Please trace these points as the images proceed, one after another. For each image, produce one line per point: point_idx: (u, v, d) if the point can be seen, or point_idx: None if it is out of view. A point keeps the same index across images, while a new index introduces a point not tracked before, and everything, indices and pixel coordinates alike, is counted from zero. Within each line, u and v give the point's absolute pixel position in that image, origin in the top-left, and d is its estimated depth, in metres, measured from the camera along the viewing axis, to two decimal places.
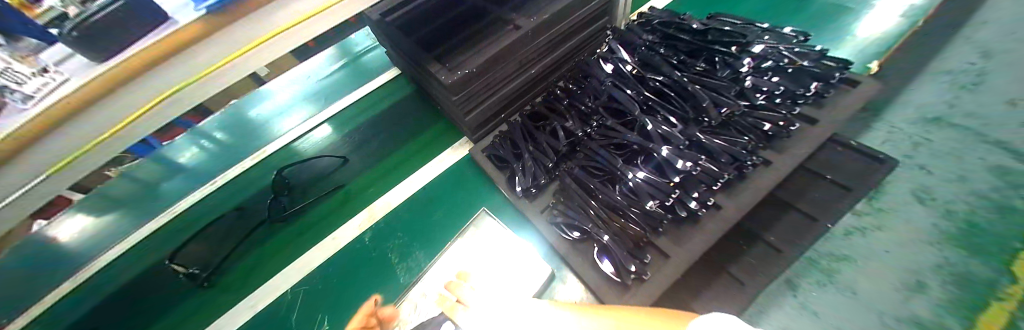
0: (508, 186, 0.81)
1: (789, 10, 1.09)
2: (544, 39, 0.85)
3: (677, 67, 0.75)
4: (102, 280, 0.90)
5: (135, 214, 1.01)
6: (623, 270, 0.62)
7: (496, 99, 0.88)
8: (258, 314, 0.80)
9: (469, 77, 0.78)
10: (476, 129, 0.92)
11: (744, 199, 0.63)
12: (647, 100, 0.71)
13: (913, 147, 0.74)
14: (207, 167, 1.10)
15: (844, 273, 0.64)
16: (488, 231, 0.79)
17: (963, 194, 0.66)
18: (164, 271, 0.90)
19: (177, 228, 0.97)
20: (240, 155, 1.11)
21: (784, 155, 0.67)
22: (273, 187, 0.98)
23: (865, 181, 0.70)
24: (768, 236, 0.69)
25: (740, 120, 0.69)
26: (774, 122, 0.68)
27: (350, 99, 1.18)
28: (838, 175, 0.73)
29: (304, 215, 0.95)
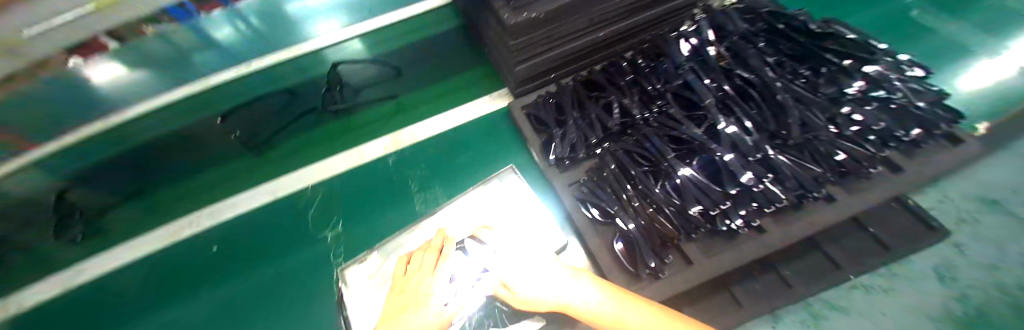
0: (541, 150, 0.76)
1: (902, 35, 0.92)
2: None
3: (771, 68, 0.65)
4: (127, 131, 0.93)
5: None
6: (640, 263, 0.59)
7: (553, 55, 0.79)
8: (273, 203, 0.84)
9: (535, 23, 0.69)
10: (523, 82, 0.86)
11: (795, 230, 0.58)
12: (722, 98, 0.64)
13: (957, 223, 0.66)
14: (240, 50, 1.07)
15: (831, 322, 0.62)
16: (510, 185, 0.76)
17: (985, 281, 0.60)
18: (187, 139, 0.93)
19: (204, 101, 0.98)
20: (275, 47, 1.07)
21: (854, 197, 0.59)
22: (330, 80, 0.99)
23: (912, 245, 0.64)
24: (785, 269, 0.65)
25: (824, 146, 0.59)
26: (857, 157, 0.59)
27: (393, 18, 1.12)
28: (884, 233, 0.66)
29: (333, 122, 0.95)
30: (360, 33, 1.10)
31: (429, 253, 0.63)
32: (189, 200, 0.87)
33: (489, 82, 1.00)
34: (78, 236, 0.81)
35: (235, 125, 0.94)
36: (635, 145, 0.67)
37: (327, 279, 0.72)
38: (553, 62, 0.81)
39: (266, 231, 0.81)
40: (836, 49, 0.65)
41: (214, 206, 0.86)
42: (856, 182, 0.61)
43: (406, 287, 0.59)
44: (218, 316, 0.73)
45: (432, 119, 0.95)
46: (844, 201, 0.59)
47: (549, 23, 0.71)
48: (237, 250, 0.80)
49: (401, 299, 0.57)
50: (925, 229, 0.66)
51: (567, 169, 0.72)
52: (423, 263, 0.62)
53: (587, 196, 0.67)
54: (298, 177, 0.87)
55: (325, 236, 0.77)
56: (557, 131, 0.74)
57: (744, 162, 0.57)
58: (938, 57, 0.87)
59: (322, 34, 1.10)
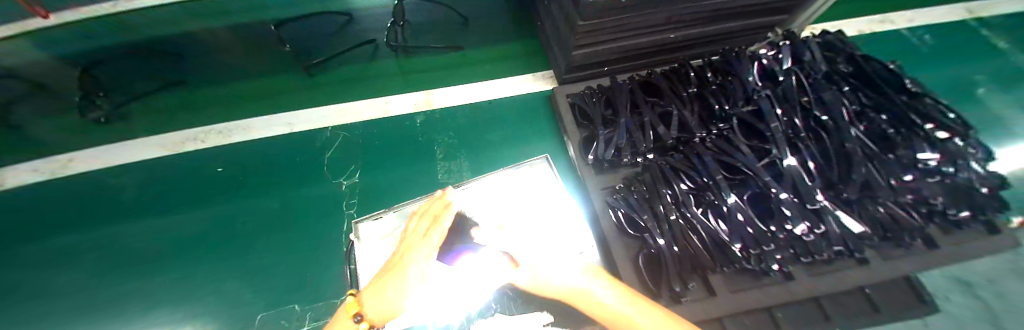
0: (580, 146, 0.72)
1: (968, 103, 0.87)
2: (715, 4, 0.68)
3: (848, 114, 0.61)
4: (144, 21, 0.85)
5: None
6: (663, 284, 0.57)
7: (617, 46, 0.74)
8: (289, 137, 0.80)
9: (615, 7, 0.63)
10: (575, 68, 0.80)
11: (824, 285, 0.56)
12: (793, 135, 0.59)
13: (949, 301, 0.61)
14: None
15: None
16: (539, 173, 0.71)
17: None
18: (218, 48, 0.89)
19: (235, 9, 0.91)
20: None
21: (884, 262, 0.57)
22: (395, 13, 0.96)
23: (903, 313, 0.59)
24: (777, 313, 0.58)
25: (870, 205, 0.57)
26: (910, 227, 0.56)
27: None
28: (883, 297, 0.60)
29: (355, 64, 0.91)
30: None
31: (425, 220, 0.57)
32: (199, 111, 0.82)
33: (529, 60, 0.95)
34: (101, 119, 0.80)
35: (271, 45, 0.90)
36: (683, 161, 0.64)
37: (333, 227, 0.69)
38: (613, 53, 0.76)
39: (274, 162, 0.77)
40: (920, 109, 0.60)
41: (224, 124, 0.81)
42: (895, 249, 0.59)
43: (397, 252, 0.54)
44: (208, 236, 0.69)
45: (467, 85, 0.90)
46: (876, 268, 0.57)
47: (628, 11, 0.65)
48: (239, 174, 0.76)
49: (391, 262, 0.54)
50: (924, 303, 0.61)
51: (607, 172, 0.69)
52: (416, 229, 0.56)
53: (620, 204, 0.63)
54: (319, 116, 0.83)
55: (339, 183, 0.74)
56: (602, 131, 0.69)
57: (800, 208, 0.55)
58: (998, 135, 0.81)
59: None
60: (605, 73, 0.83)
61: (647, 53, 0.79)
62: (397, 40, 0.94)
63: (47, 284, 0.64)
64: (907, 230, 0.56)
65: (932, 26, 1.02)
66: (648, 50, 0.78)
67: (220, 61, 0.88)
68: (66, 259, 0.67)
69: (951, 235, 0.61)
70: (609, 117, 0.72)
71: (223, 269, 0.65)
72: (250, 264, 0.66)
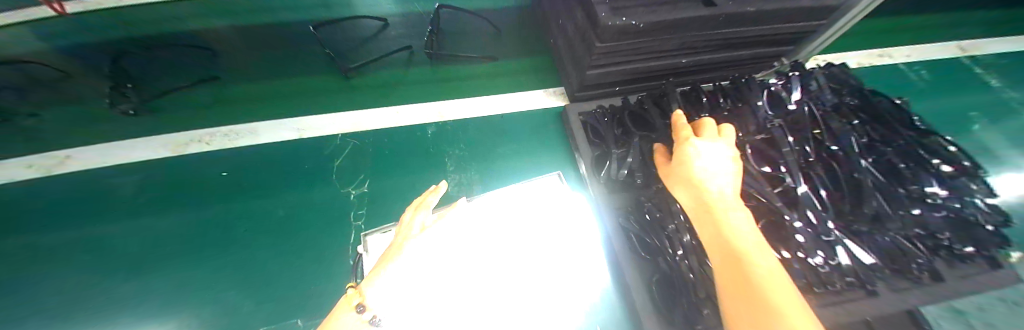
0: (592, 166, 0.72)
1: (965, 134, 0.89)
2: (727, 32, 0.70)
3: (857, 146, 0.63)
4: None
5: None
6: (675, 310, 0.55)
7: (630, 68, 0.75)
8: (297, 142, 0.79)
9: (632, 31, 0.64)
10: (587, 87, 0.81)
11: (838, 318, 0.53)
12: (806, 165, 0.61)
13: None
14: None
15: None
16: (547, 187, 0.71)
17: None
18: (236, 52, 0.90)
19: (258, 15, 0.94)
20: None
21: (892, 294, 0.56)
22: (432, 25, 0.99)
23: None
24: None
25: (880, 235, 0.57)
26: (920, 261, 0.56)
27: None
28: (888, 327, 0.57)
29: (389, 70, 0.93)
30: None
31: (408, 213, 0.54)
32: (209, 111, 0.82)
33: (539, 75, 0.97)
34: (129, 111, 0.79)
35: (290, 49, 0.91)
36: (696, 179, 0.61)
37: (338, 237, 0.67)
38: (625, 74, 0.77)
39: (279, 167, 0.75)
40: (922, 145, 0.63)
41: (230, 126, 0.80)
42: (902, 280, 0.57)
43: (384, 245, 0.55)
44: (207, 237, 0.67)
45: (479, 98, 0.91)
46: (883, 300, 0.55)
47: (643, 35, 0.66)
48: (243, 177, 0.74)
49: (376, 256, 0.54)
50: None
51: (619, 192, 0.70)
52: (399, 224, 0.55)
53: (632, 226, 0.63)
54: (329, 121, 0.82)
55: (348, 192, 0.72)
56: (615, 151, 0.69)
57: (816, 239, 0.55)
58: (996, 167, 0.83)
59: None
60: (617, 93, 0.83)
61: (658, 76, 0.80)
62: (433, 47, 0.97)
63: (31, 282, 0.61)
64: (918, 263, 0.56)
65: (926, 63, 1.06)
66: (660, 73, 0.79)
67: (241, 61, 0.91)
68: (53, 257, 0.64)
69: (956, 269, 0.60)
70: (622, 136, 0.72)
71: (220, 273, 0.63)
72: (252, 269, 0.64)
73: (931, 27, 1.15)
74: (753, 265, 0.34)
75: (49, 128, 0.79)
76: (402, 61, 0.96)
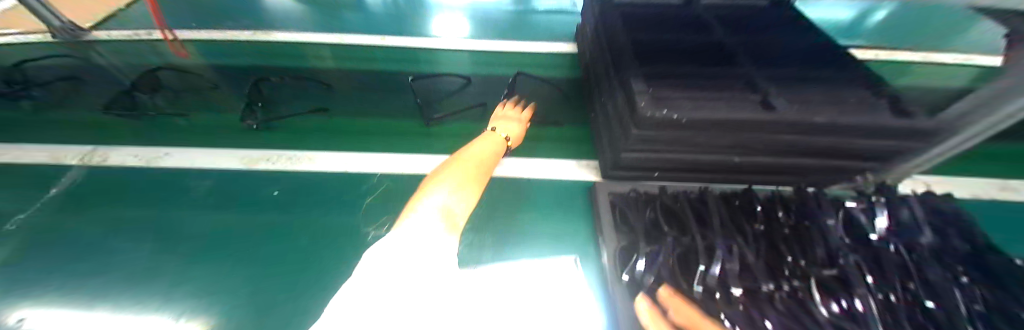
0: (614, 255, 0.64)
1: None
2: (787, 139, 0.64)
3: (974, 311, 0.47)
4: None
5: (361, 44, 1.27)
6: None
7: (671, 159, 0.70)
8: (340, 174, 0.86)
9: (674, 123, 0.62)
10: (623, 169, 0.77)
11: None
12: (891, 319, 0.46)
13: None
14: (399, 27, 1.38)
15: None
16: (560, 269, 0.66)
17: None
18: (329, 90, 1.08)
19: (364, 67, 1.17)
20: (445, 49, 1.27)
21: None
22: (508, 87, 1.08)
23: None
24: None
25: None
26: None
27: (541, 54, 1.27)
28: None
29: (463, 121, 1.01)
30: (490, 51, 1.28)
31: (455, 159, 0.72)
32: (286, 135, 0.96)
33: (578, 147, 0.97)
34: (254, 125, 0.96)
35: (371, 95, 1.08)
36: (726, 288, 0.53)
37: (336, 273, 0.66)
38: (664, 163, 0.72)
39: (316, 190, 0.82)
40: None
41: (295, 151, 0.92)
42: None
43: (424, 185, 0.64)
44: (235, 240, 0.72)
45: (516, 160, 0.93)
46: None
47: (686, 128, 0.63)
48: (286, 195, 0.81)
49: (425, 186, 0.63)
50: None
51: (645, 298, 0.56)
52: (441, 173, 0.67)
53: None
54: (373, 161, 0.89)
55: (367, 232, 0.74)
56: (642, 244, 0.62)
57: None
58: None
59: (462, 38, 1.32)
60: (655, 178, 0.77)
61: (704, 170, 0.73)
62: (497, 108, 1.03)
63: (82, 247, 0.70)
64: None
65: None
66: (706, 169, 0.73)
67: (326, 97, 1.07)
68: (114, 231, 0.74)
69: None
70: (652, 229, 0.65)
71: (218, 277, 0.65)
72: (261, 281, 0.65)
73: None
74: None
75: (171, 127, 0.99)
76: (474, 116, 1.03)
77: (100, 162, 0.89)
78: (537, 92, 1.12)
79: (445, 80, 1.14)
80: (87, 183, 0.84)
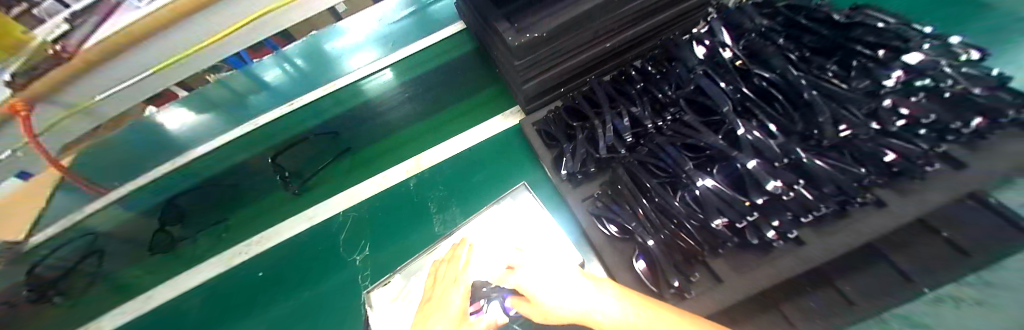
0: (553, 165, 0.76)
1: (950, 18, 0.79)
2: (634, 6, 0.74)
3: (796, 66, 0.61)
4: (188, 173, 1.06)
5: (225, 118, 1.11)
6: (662, 281, 0.56)
7: (562, 70, 0.80)
8: (309, 230, 0.92)
9: (538, 41, 0.71)
10: (533, 99, 0.86)
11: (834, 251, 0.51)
12: (740, 100, 0.60)
13: None
14: (291, 89, 1.15)
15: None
16: (520, 203, 0.76)
17: None
18: (252, 165, 1.07)
19: (260, 137, 1.10)
20: (314, 84, 1.17)
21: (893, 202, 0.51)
22: (419, 82, 1.14)
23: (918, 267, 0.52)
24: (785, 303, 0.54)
25: (890, 156, 0.52)
26: (909, 158, 0.51)
27: (409, 50, 1.19)
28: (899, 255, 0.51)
29: (384, 142, 1.06)
30: (390, 64, 1.19)
31: (453, 264, 0.67)
32: (239, 229, 1.00)
33: (496, 103, 1.05)
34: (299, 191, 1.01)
35: (304, 159, 1.06)
36: (623, 138, 0.66)
37: (354, 304, 0.77)
38: (560, 76, 0.82)
39: (297, 253, 0.90)
40: (866, 38, 0.58)
41: (261, 234, 0.96)
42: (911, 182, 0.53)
43: (433, 296, 0.64)
44: None
45: (449, 141, 1.00)
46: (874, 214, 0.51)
47: (553, 39, 0.73)
48: (271, 272, 0.89)
49: (427, 306, 0.62)
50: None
51: (582, 185, 0.71)
52: (446, 275, 0.66)
53: (602, 214, 0.65)
54: (332, 204, 0.96)
55: (355, 259, 0.83)
56: (566, 146, 0.73)
57: (770, 169, 0.53)
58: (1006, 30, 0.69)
59: (356, 68, 1.18)
60: (562, 93, 0.87)
61: (594, 66, 0.84)
62: (411, 109, 1.10)
63: None
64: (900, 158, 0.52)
65: None
66: (592, 64, 0.83)
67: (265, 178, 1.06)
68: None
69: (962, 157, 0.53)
70: (569, 133, 0.76)
71: None
72: None
73: None
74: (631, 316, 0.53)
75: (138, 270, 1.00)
76: (394, 121, 1.09)
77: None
78: (437, 79, 1.14)
79: (371, 106, 1.12)
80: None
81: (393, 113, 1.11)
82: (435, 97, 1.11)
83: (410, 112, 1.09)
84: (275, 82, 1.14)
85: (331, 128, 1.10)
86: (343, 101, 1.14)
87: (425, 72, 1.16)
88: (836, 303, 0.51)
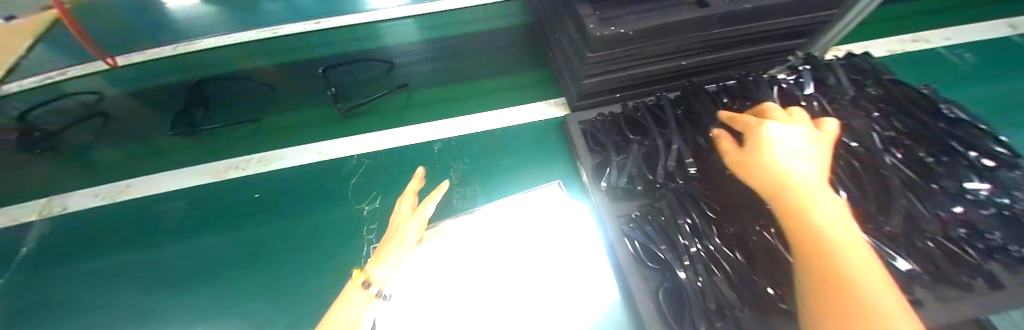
0: (593, 172, 0.71)
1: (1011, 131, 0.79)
2: (726, 32, 0.68)
3: (878, 141, 0.60)
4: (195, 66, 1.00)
5: (238, 18, 1.05)
6: (689, 324, 0.49)
7: (628, 75, 0.74)
8: (315, 164, 0.86)
9: (622, 39, 0.64)
10: (586, 97, 0.81)
11: None
12: None
13: None
14: (311, 5, 1.13)
15: None
16: (549, 197, 0.71)
17: None
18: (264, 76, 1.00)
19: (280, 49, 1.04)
20: (340, 9, 1.12)
21: (941, 308, 0.49)
22: (459, 42, 1.08)
23: None
24: None
25: (931, 244, 0.51)
26: (965, 266, 0.50)
27: (451, 5, 1.15)
28: None
29: (410, 93, 0.99)
30: (414, 15, 1.13)
31: (408, 199, 0.64)
32: (233, 139, 0.92)
33: (537, 88, 0.99)
34: (347, 111, 0.93)
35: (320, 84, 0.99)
36: (682, 167, 0.64)
37: (348, 254, 0.73)
38: (623, 81, 0.76)
39: (298, 185, 0.84)
40: (959, 138, 0.59)
41: (264, 153, 0.90)
42: (957, 291, 0.50)
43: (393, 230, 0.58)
44: (241, 259, 0.75)
45: (480, 114, 0.95)
46: (928, 313, 0.48)
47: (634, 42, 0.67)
48: (267, 195, 0.83)
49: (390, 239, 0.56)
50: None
51: (622, 200, 0.68)
52: (403, 210, 0.62)
53: (637, 234, 0.61)
54: (346, 145, 0.89)
55: (360, 208, 0.79)
56: (614, 158, 0.69)
57: None
58: None
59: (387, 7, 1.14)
60: (618, 99, 0.82)
61: (660, 81, 0.79)
62: (446, 67, 1.04)
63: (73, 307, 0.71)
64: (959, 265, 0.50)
65: (975, 44, 0.99)
66: (658, 78, 0.78)
67: (270, 99, 0.97)
68: (120, 275, 0.74)
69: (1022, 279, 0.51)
70: (620, 144, 0.71)
71: (250, 290, 0.70)
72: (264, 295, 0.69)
73: (975, 9, 1.07)
74: (833, 239, 0.33)
75: (112, 154, 0.91)
76: (425, 74, 1.02)
77: (61, 214, 0.83)
78: (479, 44, 1.08)
79: (388, 52, 1.06)
80: (58, 235, 0.80)
81: (427, 66, 1.04)
82: (474, 63, 1.05)
83: (444, 70, 1.03)
84: None
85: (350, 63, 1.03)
86: (360, 38, 1.08)
87: (466, 33, 1.10)
88: None
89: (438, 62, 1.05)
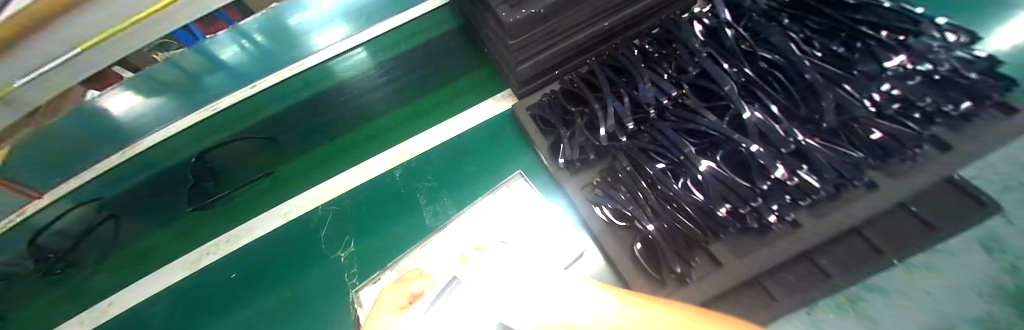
0: (550, 154, 0.73)
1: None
2: None
3: (797, 45, 0.59)
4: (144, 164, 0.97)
5: (178, 105, 0.94)
6: (665, 267, 0.55)
7: (557, 50, 0.74)
8: (287, 225, 0.86)
9: (535, 19, 0.65)
10: (526, 82, 0.81)
11: (832, 223, 0.54)
12: (742, 83, 0.57)
13: (920, 219, 0.59)
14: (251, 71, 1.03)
15: (872, 305, 0.59)
16: (520, 196, 0.72)
17: (932, 281, 0.58)
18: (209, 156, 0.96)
19: (221, 121, 1.01)
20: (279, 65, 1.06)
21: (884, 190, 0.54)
22: (399, 63, 1.06)
23: (900, 246, 0.57)
24: (769, 282, 0.60)
25: (876, 134, 0.54)
26: (894, 138, 0.54)
27: (384, 28, 1.11)
28: (873, 232, 0.59)
29: (361, 128, 0.97)
30: (362, 42, 1.10)
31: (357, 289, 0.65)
32: (200, 225, 0.90)
33: (486, 86, 0.99)
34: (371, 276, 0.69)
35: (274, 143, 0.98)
36: (624, 126, 0.63)
37: (343, 301, 0.74)
38: (555, 58, 0.77)
39: (276, 252, 0.83)
40: (874, 20, 0.58)
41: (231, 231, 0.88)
42: (898, 170, 0.55)
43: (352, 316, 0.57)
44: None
45: (437, 128, 0.94)
46: (872, 199, 0.53)
47: (548, 18, 0.66)
48: (247, 272, 0.82)
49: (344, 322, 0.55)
50: (974, 206, 0.57)
51: (583, 172, 0.69)
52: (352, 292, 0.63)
53: (602, 200, 0.63)
54: (312, 196, 0.89)
55: (338, 256, 0.79)
56: (563, 132, 0.70)
57: (775, 154, 0.52)
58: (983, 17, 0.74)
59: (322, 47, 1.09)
60: (557, 76, 0.82)
61: (590, 47, 0.79)
62: (393, 91, 1.02)
63: None
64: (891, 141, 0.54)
65: None
66: (585, 46, 0.78)
67: (225, 171, 0.95)
68: None
69: (963, 137, 0.54)
70: (567, 120, 0.72)
71: None
72: None
73: None
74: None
75: (91, 274, 0.87)
76: (373, 104, 1.01)
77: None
78: (419, 58, 1.06)
79: (331, 95, 1.03)
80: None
81: (373, 97, 1.02)
82: (419, 78, 1.03)
83: (390, 94, 1.01)
84: (234, 59, 1.01)
85: (295, 113, 1.01)
86: (298, 88, 1.05)
87: (404, 51, 1.08)
88: (814, 275, 0.59)
89: (384, 88, 1.03)
